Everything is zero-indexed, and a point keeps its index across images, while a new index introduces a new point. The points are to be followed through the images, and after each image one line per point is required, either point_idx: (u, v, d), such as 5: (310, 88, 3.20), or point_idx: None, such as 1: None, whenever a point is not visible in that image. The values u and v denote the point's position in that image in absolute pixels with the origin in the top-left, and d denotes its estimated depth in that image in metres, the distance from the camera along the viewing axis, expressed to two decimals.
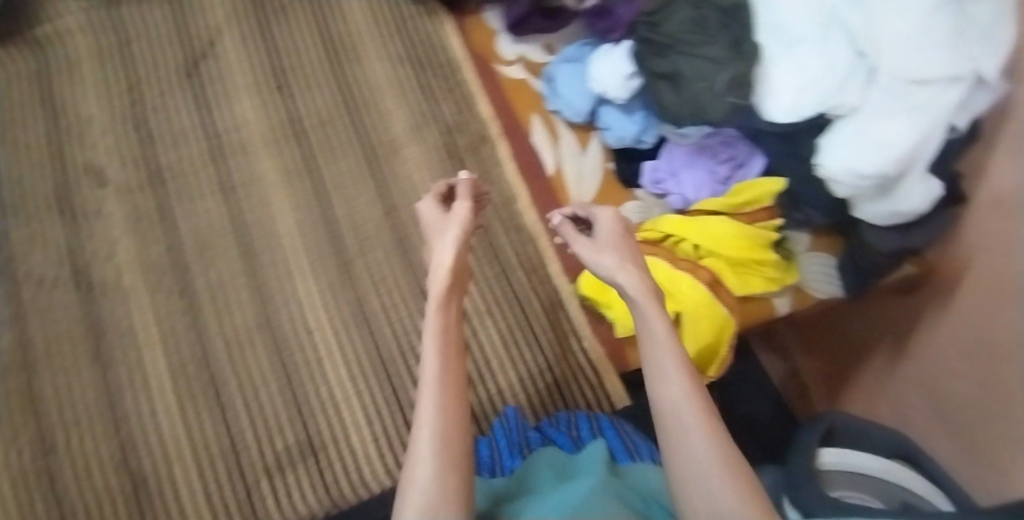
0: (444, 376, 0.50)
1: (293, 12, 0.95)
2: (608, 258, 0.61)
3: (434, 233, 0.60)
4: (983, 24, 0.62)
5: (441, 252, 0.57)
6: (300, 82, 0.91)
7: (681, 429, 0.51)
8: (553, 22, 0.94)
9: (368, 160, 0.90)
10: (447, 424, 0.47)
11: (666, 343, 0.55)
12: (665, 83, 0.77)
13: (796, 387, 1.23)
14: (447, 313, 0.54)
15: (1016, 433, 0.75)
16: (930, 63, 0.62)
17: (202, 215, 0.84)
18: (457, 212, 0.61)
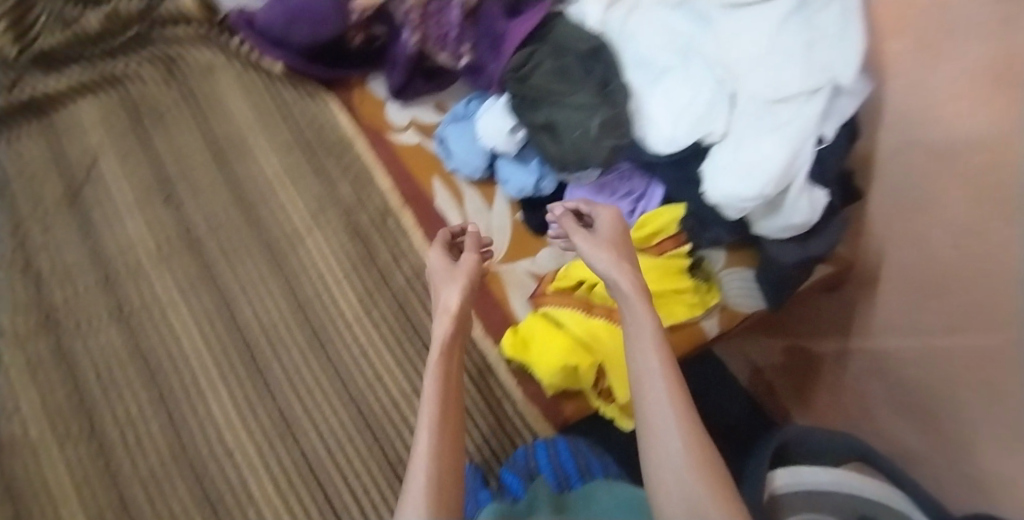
0: (442, 411, 0.55)
1: (172, 119, 0.96)
2: (604, 256, 0.65)
3: (441, 281, 0.65)
4: (833, 32, 0.60)
5: (448, 295, 0.63)
6: (188, 190, 0.91)
7: (660, 426, 0.55)
8: (436, 83, 0.95)
9: (272, 254, 0.87)
10: (442, 450, 0.52)
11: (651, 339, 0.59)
12: (544, 133, 0.78)
13: (766, 388, 1.21)
14: (450, 355, 0.60)
15: (981, 417, 0.72)
16: (784, 80, 0.62)
17: (101, 347, 0.79)
18: (461, 263, 0.66)
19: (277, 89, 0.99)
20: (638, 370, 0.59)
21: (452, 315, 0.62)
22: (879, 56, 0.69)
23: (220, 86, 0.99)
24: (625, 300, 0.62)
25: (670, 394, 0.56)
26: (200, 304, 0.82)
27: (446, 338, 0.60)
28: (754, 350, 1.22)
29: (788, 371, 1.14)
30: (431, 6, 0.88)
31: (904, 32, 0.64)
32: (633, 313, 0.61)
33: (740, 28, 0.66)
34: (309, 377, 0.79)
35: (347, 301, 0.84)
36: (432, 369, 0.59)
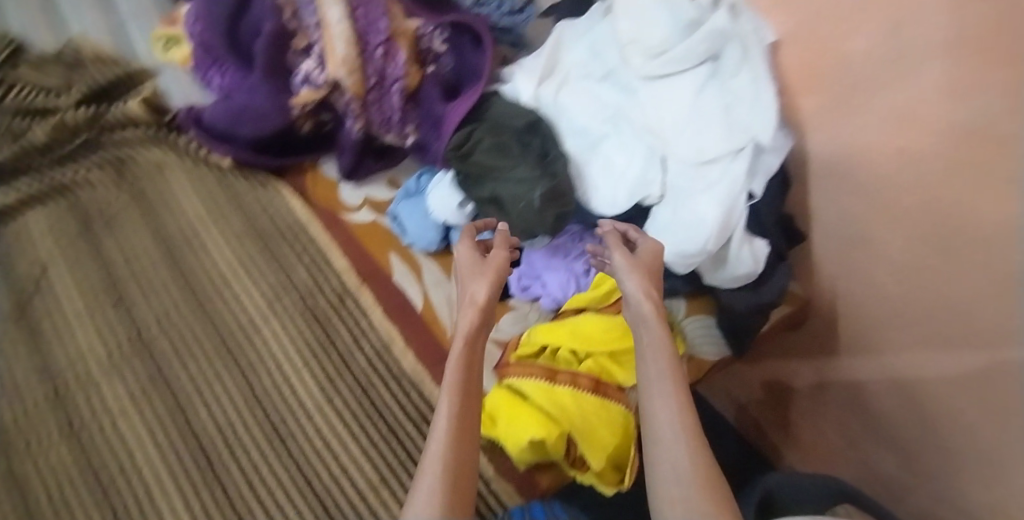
0: (463, 408, 0.57)
1: (123, 220, 0.97)
2: (634, 277, 0.64)
3: (467, 275, 0.65)
4: (749, 96, 0.65)
5: (477, 288, 0.63)
6: (138, 292, 0.90)
7: (667, 445, 0.55)
8: (386, 160, 0.97)
9: (227, 349, 0.86)
10: (459, 447, 0.55)
11: (665, 357, 0.60)
12: (491, 206, 0.80)
13: (751, 422, 1.20)
14: (473, 347, 0.61)
15: (985, 443, 0.71)
16: (709, 144, 0.67)
17: (52, 467, 0.77)
18: (490, 262, 0.66)
19: (229, 180, 1.01)
20: (650, 382, 0.59)
21: (479, 308, 0.62)
22: (792, 112, 0.71)
23: (171, 182, 1.00)
24: (639, 311, 0.63)
25: (679, 419, 0.56)
26: (154, 409, 0.81)
27: (472, 331, 0.61)
28: (737, 390, 1.20)
29: (767, 407, 1.13)
30: (370, 93, 0.89)
31: (811, 91, 0.68)
32: (648, 326, 0.62)
33: (663, 98, 0.71)
34: (270, 477, 0.77)
35: (306, 390, 0.83)
36: (453, 360, 0.60)
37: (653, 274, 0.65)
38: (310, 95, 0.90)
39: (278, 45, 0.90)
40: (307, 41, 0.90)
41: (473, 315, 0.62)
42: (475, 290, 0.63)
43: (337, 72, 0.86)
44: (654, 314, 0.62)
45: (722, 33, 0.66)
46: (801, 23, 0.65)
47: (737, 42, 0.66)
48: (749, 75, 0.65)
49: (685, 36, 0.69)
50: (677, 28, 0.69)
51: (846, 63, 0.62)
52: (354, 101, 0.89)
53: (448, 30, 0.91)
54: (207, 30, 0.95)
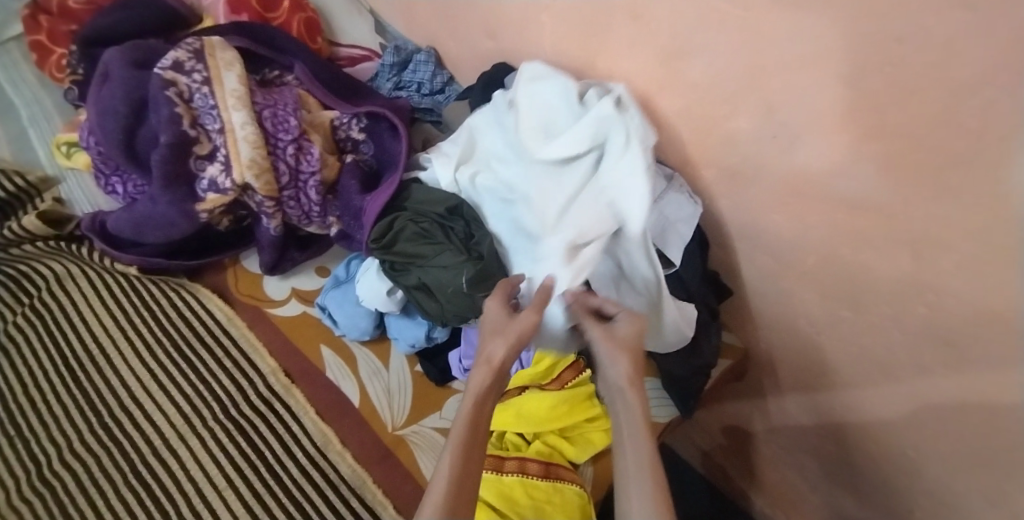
0: (466, 469, 0.55)
1: (22, 345, 0.89)
2: (621, 362, 0.60)
3: (489, 330, 0.63)
4: (622, 173, 0.68)
5: (495, 349, 0.60)
6: (42, 422, 0.83)
7: None
8: (311, 249, 0.97)
9: (136, 476, 0.78)
10: (456, 506, 0.53)
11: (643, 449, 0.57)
12: (422, 294, 0.81)
13: (716, 471, 1.17)
14: (483, 410, 0.59)
15: (948, 476, 0.70)
16: (576, 218, 0.70)
17: None
18: (516, 319, 0.62)
19: (141, 287, 0.94)
20: (626, 473, 0.56)
21: (492, 370, 0.60)
22: (697, 182, 0.74)
23: (71, 295, 0.92)
24: (622, 399, 0.59)
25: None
26: None
27: (483, 393, 0.59)
28: (699, 438, 1.16)
29: (730, 455, 1.10)
30: (285, 190, 0.88)
31: (711, 163, 0.70)
32: (628, 411, 0.59)
33: (550, 180, 0.74)
34: None
35: (232, 513, 0.76)
36: (462, 420, 0.58)
37: (634, 355, 0.61)
38: (216, 201, 0.86)
39: (177, 155, 0.84)
40: (209, 148, 0.87)
41: (486, 377, 0.59)
42: (495, 349, 0.61)
43: (246, 176, 0.83)
44: (635, 396, 0.59)
45: (607, 121, 0.69)
46: (688, 103, 0.68)
47: (621, 129, 0.68)
48: (627, 162, 0.68)
49: (574, 123, 0.72)
50: (568, 112, 0.73)
51: (736, 139, 0.65)
52: (268, 201, 0.87)
53: (365, 118, 0.96)
54: (104, 142, 0.90)
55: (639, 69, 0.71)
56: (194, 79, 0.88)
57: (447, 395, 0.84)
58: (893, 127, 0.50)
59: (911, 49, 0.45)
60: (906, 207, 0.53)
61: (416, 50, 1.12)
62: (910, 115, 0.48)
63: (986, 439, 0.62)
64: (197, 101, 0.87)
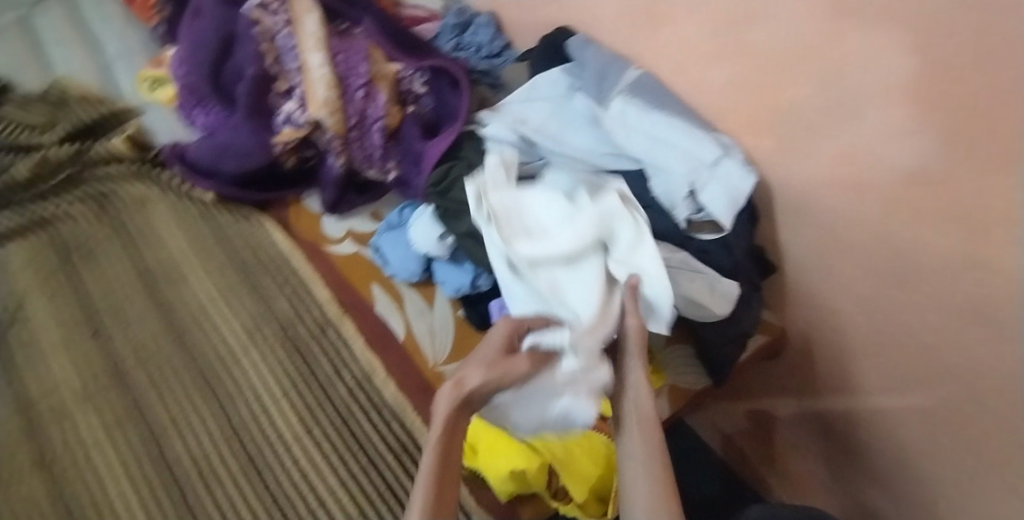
0: (439, 502, 0.50)
1: (103, 254, 0.95)
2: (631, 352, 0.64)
3: (472, 361, 0.59)
4: (635, 255, 0.69)
5: (471, 376, 0.57)
6: (117, 322, 0.88)
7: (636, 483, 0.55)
8: (369, 194, 0.98)
9: (203, 379, 0.84)
10: None
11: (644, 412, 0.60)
12: (473, 244, 0.81)
13: (736, 454, 1.19)
14: (456, 436, 0.55)
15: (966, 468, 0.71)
16: (591, 294, 0.68)
17: (20, 500, 0.74)
18: (509, 359, 0.59)
19: (212, 214, 0.99)
20: (627, 427, 0.59)
21: (459, 396, 0.56)
22: (750, 155, 0.75)
23: (154, 216, 0.99)
24: (629, 374, 0.63)
25: (657, 488, 0.54)
26: (127, 443, 0.78)
27: (452, 419, 0.55)
28: (723, 421, 1.18)
29: (753, 437, 1.12)
30: (352, 131, 0.90)
31: (763, 134, 0.72)
32: (632, 381, 0.62)
33: (556, 276, 0.71)
34: (243, 511, 0.74)
35: (287, 420, 0.81)
36: (431, 446, 0.54)
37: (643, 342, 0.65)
38: (291, 134, 0.91)
39: (260, 89, 0.91)
40: (288, 85, 0.92)
41: (450, 403, 0.55)
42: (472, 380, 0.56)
43: (319, 113, 0.88)
44: (638, 367, 0.63)
45: (611, 214, 0.70)
46: (746, 72, 0.69)
47: (629, 221, 0.70)
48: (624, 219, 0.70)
49: (569, 218, 0.72)
50: (552, 214, 0.73)
51: (793, 108, 0.66)
52: (335, 138, 0.90)
53: (427, 73, 0.95)
54: (192, 73, 0.95)
55: (701, 35, 0.72)
56: (278, 19, 0.93)
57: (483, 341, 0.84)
58: (945, 104, 0.51)
59: (973, 15, 0.46)
60: (954, 181, 0.53)
61: (476, 14, 1.14)
62: (957, 95, 0.50)
63: (1008, 430, 0.61)
64: (280, 40, 0.93)
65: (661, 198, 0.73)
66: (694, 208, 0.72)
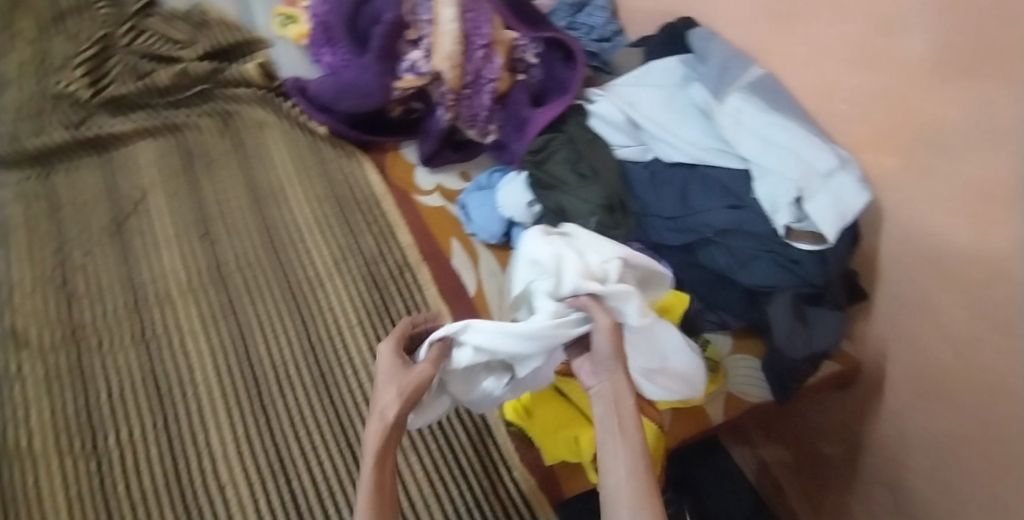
0: None
1: (220, 165, 1.01)
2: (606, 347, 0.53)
3: (381, 382, 0.51)
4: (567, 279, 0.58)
5: (389, 403, 0.49)
6: (226, 228, 0.95)
7: (616, 491, 0.44)
8: (464, 152, 1.02)
9: (292, 298, 0.90)
10: None
11: (623, 409, 0.49)
12: (554, 218, 0.81)
13: (770, 484, 1.14)
14: (384, 471, 0.46)
15: None
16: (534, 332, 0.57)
17: (117, 368, 0.81)
18: (416, 371, 0.52)
19: (318, 146, 1.05)
20: (604, 431, 0.49)
21: (386, 430, 0.48)
22: (870, 173, 0.73)
23: (270, 141, 1.05)
24: (608, 372, 0.52)
25: (643, 498, 0.43)
26: (218, 338, 0.85)
27: (380, 452, 0.46)
28: (762, 446, 1.14)
29: (795, 470, 1.08)
30: (466, 88, 0.91)
31: (885, 151, 0.70)
32: (612, 378, 0.52)
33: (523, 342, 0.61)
34: (310, 418, 0.79)
35: (359, 349, 0.86)
36: (362, 485, 0.45)
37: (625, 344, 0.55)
38: (412, 82, 0.94)
39: (393, 34, 0.94)
40: (417, 35, 0.95)
41: (381, 437, 0.47)
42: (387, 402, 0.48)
43: (440, 65, 0.90)
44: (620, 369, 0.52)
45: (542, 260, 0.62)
46: (890, 84, 0.67)
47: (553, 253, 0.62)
48: (545, 243, 0.64)
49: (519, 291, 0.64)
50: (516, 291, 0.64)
51: (930, 131, 0.64)
52: (450, 93, 0.91)
53: (542, 45, 0.95)
54: (331, 13, 1.00)
55: (848, 39, 0.70)
56: None
57: None
58: None
59: None
60: None
61: None
62: None
63: None
64: None
65: (763, 201, 0.72)
66: (795, 216, 0.70)
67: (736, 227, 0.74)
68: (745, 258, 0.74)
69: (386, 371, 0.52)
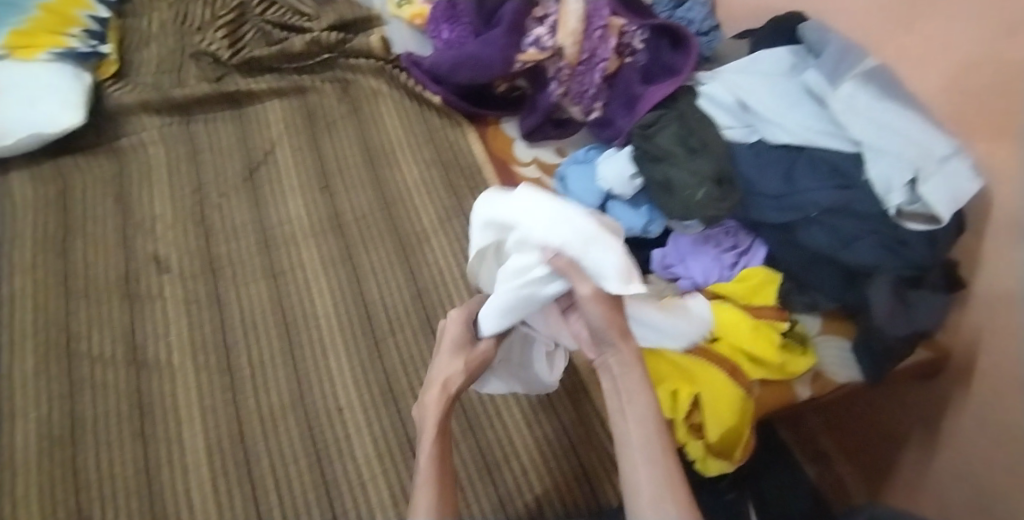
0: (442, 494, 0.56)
1: (339, 126, 1.09)
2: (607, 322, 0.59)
3: (447, 354, 0.65)
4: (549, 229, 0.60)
5: (454, 378, 0.63)
6: (342, 183, 1.03)
7: (634, 456, 0.55)
8: (565, 128, 1.05)
9: (400, 250, 0.97)
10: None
11: (632, 386, 0.59)
12: (659, 189, 0.86)
13: (832, 483, 1.13)
14: (442, 429, 0.61)
15: None
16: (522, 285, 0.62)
17: (249, 298, 0.91)
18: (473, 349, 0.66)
19: (427, 115, 1.12)
20: (619, 403, 0.59)
21: (447, 398, 0.62)
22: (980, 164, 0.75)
23: (382, 109, 1.12)
24: (614, 352, 0.60)
25: (658, 464, 0.54)
26: (336, 281, 0.93)
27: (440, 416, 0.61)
28: (823, 439, 1.15)
29: (860, 466, 1.09)
30: (581, 64, 0.96)
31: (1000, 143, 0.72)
32: (619, 357, 0.60)
33: None
34: (419, 357, 0.87)
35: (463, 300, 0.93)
36: (425, 441, 0.60)
37: (608, 302, 0.59)
38: (534, 56, 0.98)
39: (523, 11, 0.99)
40: (543, 13, 1.00)
41: (441, 403, 0.62)
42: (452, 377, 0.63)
43: (565, 41, 0.95)
44: (621, 346, 0.60)
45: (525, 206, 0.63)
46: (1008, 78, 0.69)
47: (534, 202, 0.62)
48: (531, 196, 0.62)
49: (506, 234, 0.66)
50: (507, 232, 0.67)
51: None
52: (566, 68, 0.97)
53: (648, 32, 0.98)
54: None
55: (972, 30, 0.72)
56: None
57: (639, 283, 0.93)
58: None
59: None
60: None
61: None
62: None
63: None
64: None
65: (876, 182, 0.75)
66: (908, 198, 0.74)
67: (843, 206, 0.77)
68: (848, 238, 0.77)
69: (454, 343, 0.66)
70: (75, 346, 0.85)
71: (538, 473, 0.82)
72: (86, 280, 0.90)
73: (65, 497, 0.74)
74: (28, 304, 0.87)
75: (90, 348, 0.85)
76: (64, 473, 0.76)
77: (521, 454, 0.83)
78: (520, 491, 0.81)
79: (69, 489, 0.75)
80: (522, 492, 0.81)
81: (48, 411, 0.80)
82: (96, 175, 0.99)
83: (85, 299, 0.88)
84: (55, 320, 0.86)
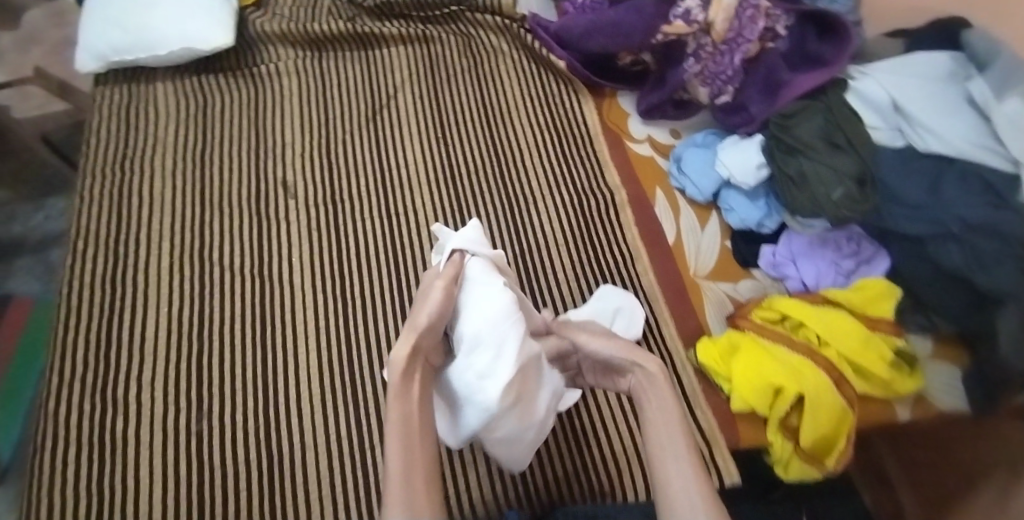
0: (412, 455, 0.54)
1: (457, 78, 1.10)
2: (615, 346, 0.67)
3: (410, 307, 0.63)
4: None
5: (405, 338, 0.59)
6: (456, 136, 1.05)
7: (670, 455, 0.58)
8: (683, 111, 1.04)
9: (508, 208, 0.98)
10: (418, 496, 0.52)
11: (663, 396, 0.63)
12: (790, 182, 0.86)
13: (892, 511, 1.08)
14: (409, 385, 0.58)
15: None
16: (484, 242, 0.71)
17: (366, 233, 0.94)
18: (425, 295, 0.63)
19: (545, 79, 1.11)
20: (651, 410, 0.63)
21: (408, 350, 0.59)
22: None
23: (502, 67, 1.12)
24: (640, 367, 0.65)
25: (689, 465, 0.57)
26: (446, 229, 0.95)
27: (402, 369, 0.58)
28: (892, 465, 1.11)
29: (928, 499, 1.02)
30: (724, 44, 0.94)
31: None
32: (646, 373, 0.65)
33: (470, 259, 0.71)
34: None
35: (563, 266, 0.94)
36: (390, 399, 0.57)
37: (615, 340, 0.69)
38: (678, 29, 0.95)
39: None
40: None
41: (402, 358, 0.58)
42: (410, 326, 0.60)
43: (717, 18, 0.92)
44: (648, 364, 0.65)
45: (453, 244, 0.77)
46: None
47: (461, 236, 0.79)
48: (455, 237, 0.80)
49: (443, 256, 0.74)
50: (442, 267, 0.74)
51: None
52: (709, 45, 0.95)
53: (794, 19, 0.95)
54: None
55: None
56: None
57: (744, 278, 0.92)
58: None
59: None
60: None
61: None
62: None
63: None
64: None
65: None
66: None
67: (990, 226, 0.73)
68: (989, 261, 0.73)
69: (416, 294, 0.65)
70: (207, 253, 0.90)
71: (622, 444, 0.81)
72: (220, 194, 0.95)
73: (190, 388, 0.80)
74: (170, 208, 0.93)
75: (219, 257, 0.90)
76: (186, 367, 0.81)
77: (607, 422, 0.83)
78: (602, 457, 0.81)
79: (190, 383, 0.80)
80: (605, 459, 0.80)
81: (178, 307, 0.85)
82: (236, 97, 1.05)
83: (218, 211, 0.94)
84: (191, 226, 0.92)
